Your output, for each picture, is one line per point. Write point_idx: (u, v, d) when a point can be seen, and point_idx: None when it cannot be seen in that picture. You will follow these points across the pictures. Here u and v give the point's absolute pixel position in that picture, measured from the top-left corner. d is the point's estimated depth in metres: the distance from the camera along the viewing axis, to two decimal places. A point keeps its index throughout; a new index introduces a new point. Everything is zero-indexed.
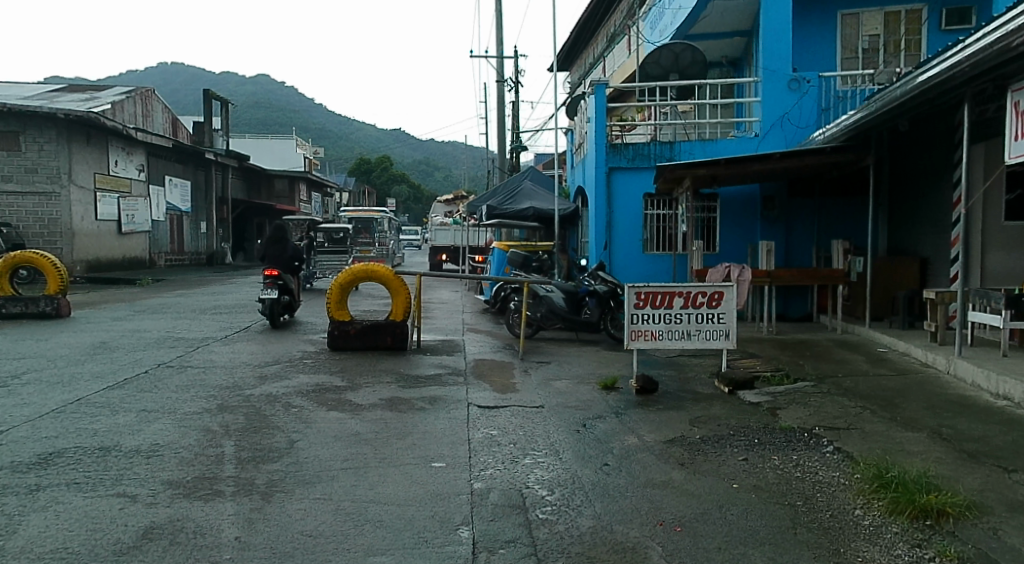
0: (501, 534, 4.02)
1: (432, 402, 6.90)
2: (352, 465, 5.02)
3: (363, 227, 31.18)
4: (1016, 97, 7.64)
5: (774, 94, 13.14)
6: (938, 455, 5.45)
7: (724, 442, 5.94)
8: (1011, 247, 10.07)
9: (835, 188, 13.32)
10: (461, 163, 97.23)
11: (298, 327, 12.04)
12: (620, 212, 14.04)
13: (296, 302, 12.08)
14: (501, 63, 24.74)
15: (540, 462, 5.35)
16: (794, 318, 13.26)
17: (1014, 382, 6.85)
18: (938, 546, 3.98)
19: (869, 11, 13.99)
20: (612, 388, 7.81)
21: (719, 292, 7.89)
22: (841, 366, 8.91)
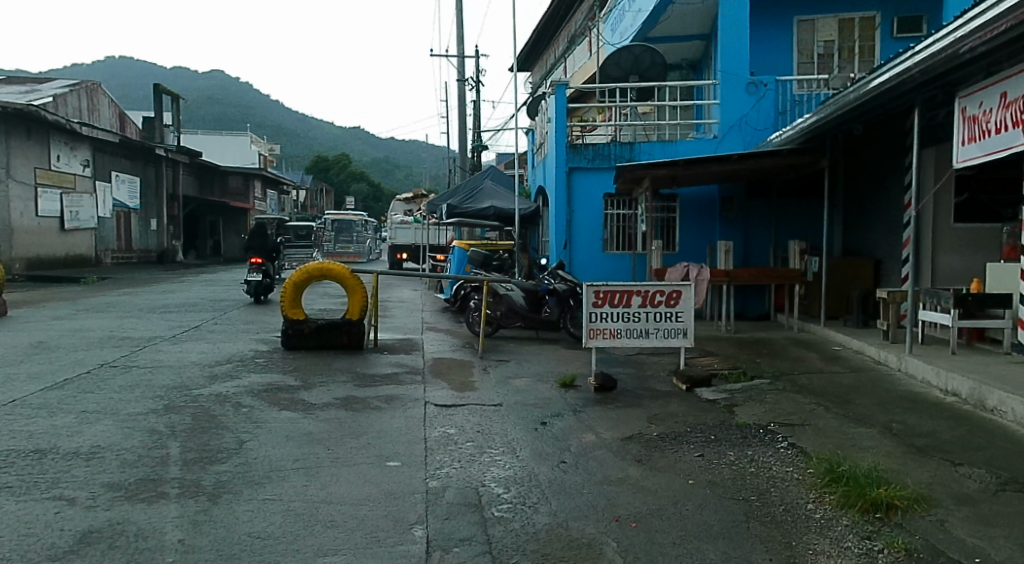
0: (455, 532, 3.98)
1: (388, 401, 6.82)
2: (303, 465, 4.93)
3: (341, 229, 33.28)
4: (965, 104, 7.82)
5: (732, 96, 13.34)
6: (888, 450, 5.56)
7: (680, 439, 5.97)
8: (959, 248, 10.36)
9: (792, 189, 13.55)
10: (421, 161, 96.82)
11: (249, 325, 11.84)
12: (581, 212, 14.08)
13: (275, 285, 15.69)
14: (461, 62, 24.62)
15: (497, 460, 5.31)
16: (751, 317, 13.46)
17: (962, 379, 7.03)
18: (886, 538, 4.05)
19: (823, 17, 14.26)
20: (571, 387, 7.80)
21: (678, 291, 7.95)
22: (797, 363, 9.07)
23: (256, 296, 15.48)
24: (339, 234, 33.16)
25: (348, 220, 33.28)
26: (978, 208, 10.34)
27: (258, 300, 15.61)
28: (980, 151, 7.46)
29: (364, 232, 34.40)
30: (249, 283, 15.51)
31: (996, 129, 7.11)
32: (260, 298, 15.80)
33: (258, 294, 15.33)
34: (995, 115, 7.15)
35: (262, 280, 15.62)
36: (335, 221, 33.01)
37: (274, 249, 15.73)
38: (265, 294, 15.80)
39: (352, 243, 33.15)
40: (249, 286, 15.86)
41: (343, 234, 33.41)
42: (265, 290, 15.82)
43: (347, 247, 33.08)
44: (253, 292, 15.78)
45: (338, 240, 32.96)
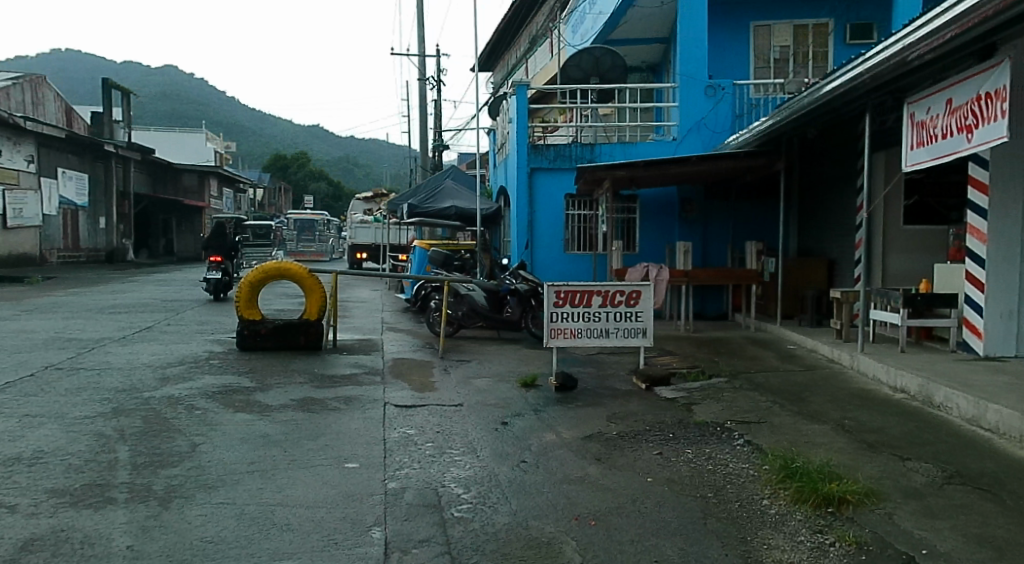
0: (414, 534, 3.96)
1: (346, 402, 6.77)
2: (258, 468, 4.86)
3: (303, 227, 34.14)
4: (914, 109, 8.03)
5: (691, 99, 13.52)
6: (841, 446, 5.68)
7: (639, 438, 6.03)
8: (909, 249, 10.64)
9: (749, 191, 13.77)
10: (381, 160, 96.23)
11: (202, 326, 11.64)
12: (542, 212, 14.12)
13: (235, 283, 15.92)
14: (422, 61, 24.53)
15: (456, 460, 5.31)
16: (710, 317, 13.66)
17: (911, 376, 7.23)
18: (837, 532, 4.14)
19: (779, 23, 14.53)
20: (532, 387, 7.82)
21: (637, 291, 8.03)
22: (753, 362, 9.23)
23: (215, 294, 15.60)
24: (301, 232, 34.30)
25: (310, 220, 34.18)
26: (926, 210, 10.63)
27: (217, 298, 15.77)
28: (927, 156, 7.70)
29: (327, 230, 35.46)
30: (208, 281, 15.67)
31: (943, 135, 7.34)
32: (220, 296, 15.96)
33: (218, 291, 15.50)
34: (941, 121, 7.37)
35: (223, 278, 15.85)
36: (297, 220, 34.25)
37: (233, 248, 16.02)
38: (224, 292, 15.98)
39: (314, 242, 34.16)
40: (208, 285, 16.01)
41: (305, 232, 34.28)
42: (224, 288, 15.96)
43: (309, 246, 34.22)
44: (212, 291, 15.95)
45: (300, 239, 34.05)
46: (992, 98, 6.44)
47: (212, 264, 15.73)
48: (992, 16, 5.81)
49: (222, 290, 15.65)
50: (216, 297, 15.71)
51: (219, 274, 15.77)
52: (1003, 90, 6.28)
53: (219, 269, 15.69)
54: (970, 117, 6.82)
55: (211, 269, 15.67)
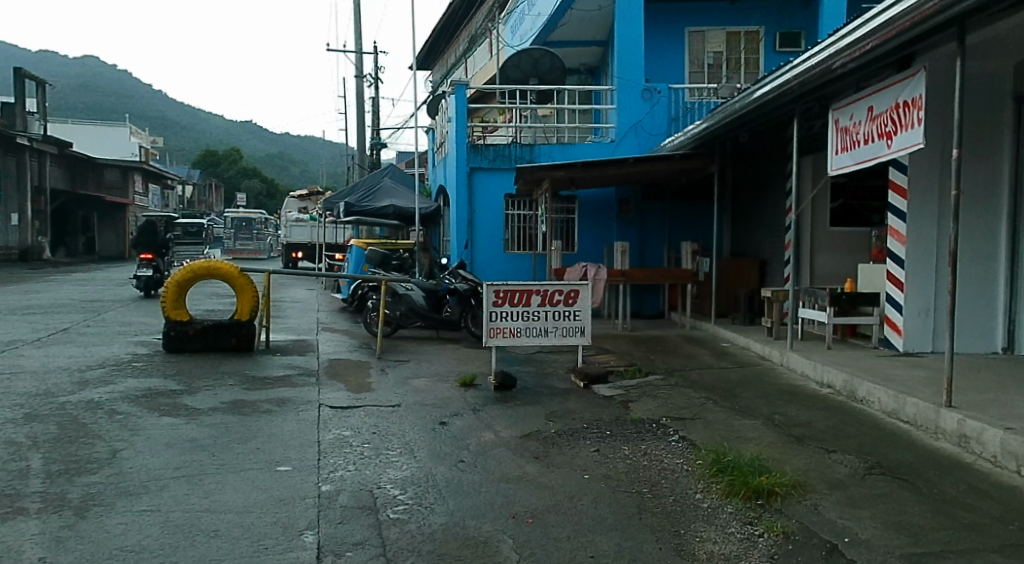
0: (348, 536, 3.90)
1: (278, 404, 6.62)
2: (184, 474, 4.72)
3: (241, 226, 33.71)
4: (837, 115, 8.32)
5: (628, 102, 13.72)
6: (770, 440, 5.84)
7: (576, 435, 6.08)
8: (835, 250, 11.03)
9: (685, 193, 14.05)
10: (318, 157, 94.71)
11: (125, 327, 11.23)
12: (481, 211, 14.10)
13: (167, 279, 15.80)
14: (359, 58, 24.21)
15: (392, 460, 5.25)
16: (647, 315, 13.89)
17: (836, 372, 7.49)
18: (766, 523, 4.26)
19: (712, 29, 14.86)
20: (471, 386, 7.80)
21: (576, 290, 8.10)
22: (688, 360, 9.41)
23: (146, 291, 15.47)
24: (239, 231, 33.81)
25: (248, 218, 33.76)
26: (851, 213, 11.03)
27: (149, 296, 15.61)
28: (851, 160, 7.98)
29: (265, 229, 34.94)
30: (138, 278, 15.50)
31: (865, 140, 7.62)
32: (151, 293, 15.78)
33: (149, 288, 15.33)
34: (864, 127, 7.65)
35: (155, 275, 15.73)
36: (234, 219, 33.66)
37: (164, 244, 15.93)
38: (156, 289, 15.81)
39: (253, 241, 33.79)
40: (139, 281, 15.83)
41: (243, 231, 33.85)
42: (155, 286, 15.84)
43: (247, 245, 33.68)
44: (142, 288, 15.72)
45: (239, 237, 33.72)
46: (910, 107, 6.71)
47: (143, 261, 15.59)
48: (909, 29, 6.07)
49: (154, 288, 15.57)
50: (147, 294, 15.64)
51: (150, 271, 15.61)
52: (920, 99, 6.56)
53: (150, 266, 15.57)
54: (890, 125, 7.11)
55: (142, 266, 15.54)
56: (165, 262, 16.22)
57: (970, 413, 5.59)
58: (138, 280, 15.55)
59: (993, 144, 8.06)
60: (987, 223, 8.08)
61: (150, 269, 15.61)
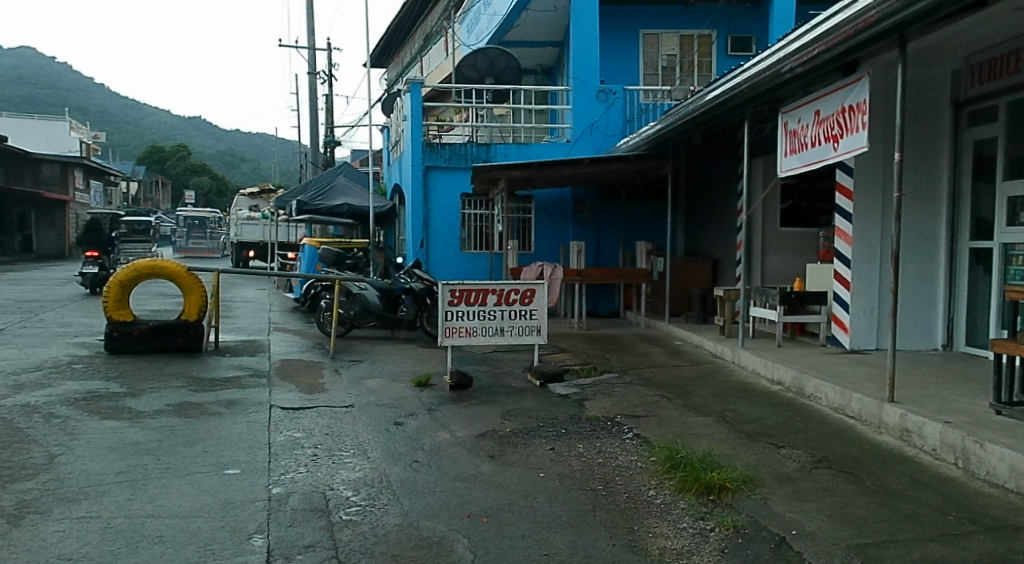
0: (299, 539, 3.84)
1: (227, 406, 6.49)
2: (127, 478, 4.58)
3: (194, 225, 33.15)
4: (786, 119, 8.48)
5: (584, 103, 13.80)
6: (722, 437, 5.93)
7: (532, 434, 6.08)
8: (785, 250, 11.27)
9: (639, 193, 14.19)
10: (270, 155, 93.27)
11: (67, 328, 10.89)
12: (437, 210, 14.03)
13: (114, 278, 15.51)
14: (313, 55, 23.86)
15: (344, 461, 5.19)
16: (602, 314, 13.99)
17: (786, 369, 7.64)
18: (717, 517, 4.33)
19: (666, 32, 15.03)
20: (426, 386, 7.75)
21: (532, 289, 8.11)
22: (643, 358, 9.51)
23: (93, 290, 15.18)
24: (192, 230, 33.21)
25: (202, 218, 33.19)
26: (800, 214, 11.28)
27: (95, 294, 15.31)
28: (799, 162, 8.15)
29: (219, 228, 34.38)
30: (83, 276, 15.17)
31: (813, 143, 7.79)
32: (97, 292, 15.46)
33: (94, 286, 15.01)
34: (811, 130, 7.82)
35: (101, 273, 15.44)
36: (186, 218, 33.06)
37: (110, 242, 15.62)
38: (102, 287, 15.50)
39: (206, 240, 33.21)
40: (85, 279, 15.49)
41: (196, 230, 33.25)
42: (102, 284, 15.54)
43: (200, 244, 33.09)
44: (88, 286, 15.39)
45: (192, 236, 33.18)
46: (855, 111, 6.88)
47: (88, 259, 15.27)
48: (855, 34, 6.23)
49: (100, 286, 15.28)
50: (93, 293, 15.34)
51: (96, 269, 15.30)
52: (865, 103, 6.72)
53: (96, 264, 15.28)
54: (836, 128, 7.28)
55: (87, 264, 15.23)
56: (112, 260, 15.92)
57: (911, 407, 5.76)
58: (83, 279, 15.22)
59: (932, 148, 8.33)
60: (928, 224, 8.34)
61: (96, 267, 15.29)
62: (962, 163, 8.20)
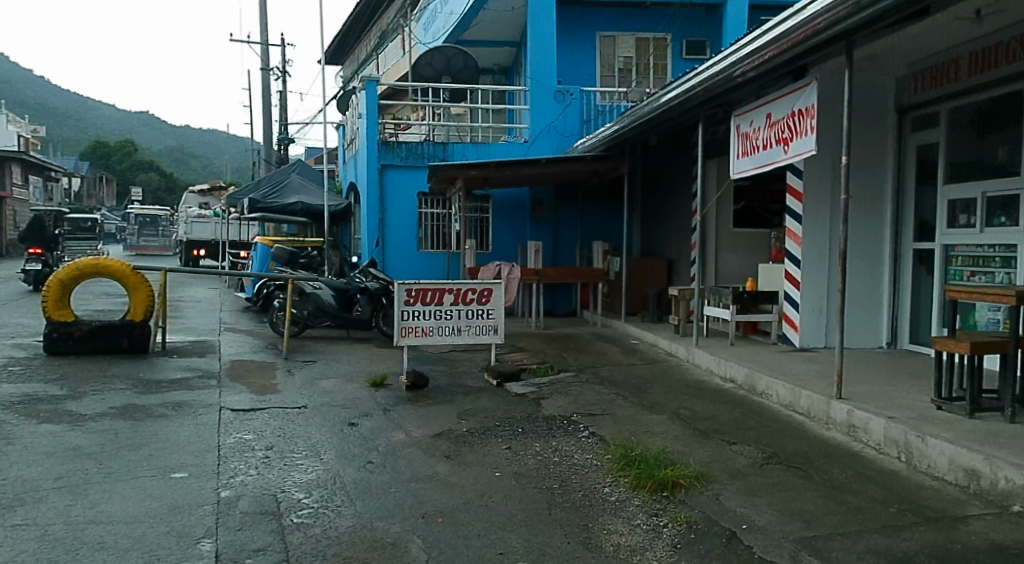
0: (248, 543, 3.76)
1: (175, 408, 6.33)
2: (67, 484, 4.44)
3: (145, 223, 32.48)
4: (738, 121, 8.62)
5: (541, 103, 13.83)
6: (676, 434, 5.99)
7: (488, 433, 6.06)
8: (738, 251, 11.46)
9: (596, 194, 14.28)
10: (223, 152, 91.55)
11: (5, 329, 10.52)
12: (393, 209, 13.91)
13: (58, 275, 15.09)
14: (266, 50, 23.46)
15: (297, 463, 5.10)
16: (559, 314, 14.04)
17: (738, 367, 7.76)
18: (670, 514, 4.38)
19: (623, 34, 15.15)
20: (382, 386, 7.68)
21: (489, 289, 8.08)
22: (600, 357, 9.57)
23: (35, 288, 14.74)
24: (143, 227, 32.53)
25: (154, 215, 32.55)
26: (752, 215, 11.46)
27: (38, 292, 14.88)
28: (751, 164, 8.28)
29: (172, 226, 33.76)
30: (26, 274, 14.73)
31: (764, 146, 7.93)
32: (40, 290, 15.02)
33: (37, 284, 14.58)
34: (763, 133, 7.95)
35: (44, 270, 15.01)
36: (138, 215, 32.40)
37: (54, 239, 15.19)
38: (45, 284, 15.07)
39: (158, 238, 32.57)
40: (26, 277, 15.03)
41: (147, 228, 32.57)
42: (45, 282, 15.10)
43: (152, 241, 32.44)
44: (30, 284, 14.94)
45: (143, 234, 32.51)
46: (805, 115, 7.03)
47: (30, 256, 14.84)
48: (804, 40, 6.36)
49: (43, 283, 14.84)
50: (36, 290, 14.90)
51: (38, 266, 14.86)
52: (814, 108, 6.87)
53: (39, 261, 14.85)
54: (786, 131, 7.42)
55: (30, 261, 14.79)
56: (56, 257, 15.48)
57: (858, 404, 5.90)
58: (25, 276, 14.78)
59: (878, 151, 8.55)
60: (874, 225, 8.56)
61: (39, 264, 14.86)
62: (906, 166, 8.43)
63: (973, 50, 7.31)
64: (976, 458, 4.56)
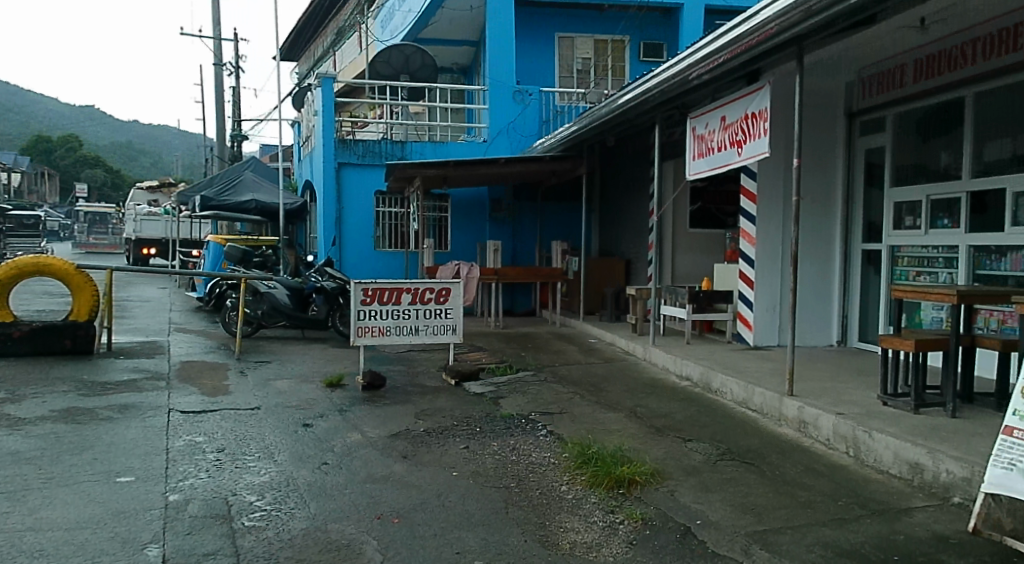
0: (197, 548, 3.68)
1: (121, 411, 6.17)
2: (6, 490, 4.28)
3: (95, 220, 31.99)
4: (694, 123, 8.72)
5: (500, 103, 13.82)
6: (632, 432, 6.03)
7: (446, 433, 6.03)
8: (694, 251, 11.62)
9: (555, 194, 14.33)
10: (174, 149, 89.76)
11: None
12: (350, 208, 13.75)
13: None
14: (218, 45, 23.01)
15: (249, 466, 5.00)
16: (518, 313, 14.06)
17: (694, 365, 7.86)
18: (626, 510, 4.40)
19: (581, 35, 15.23)
20: (337, 386, 7.59)
21: (447, 288, 8.04)
22: (558, 356, 9.60)
23: None
24: (92, 225, 32.08)
25: (104, 213, 32.16)
26: (708, 216, 11.63)
27: None
28: (707, 166, 8.39)
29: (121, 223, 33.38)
30: None
31: (719, 148, 8.04)
32: None
33: None
34: (717, 135, 8.07)
35: None
36: (87, 213, 31.86)
37: None
38: None
39: (107, 236, 32.10)
40: None
41: (96, 226, 32.16)
42: None
43: (101, 239, 31.90)
44: None
45: (92, 232, 32.04)
46: (758, 118, 7.15)
47: None
48: (758, 44, 6.47)
49: None
50: None
51: None
52: (767, 111, 6.99)
53: None
54: (740, 133, 7.53)
55: None
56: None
57: (808, 400, 6.02)
58: None
59: (829, 154, 8.74)
60: (825, 226, 8.75)
61: None
62: (855, 169, 8.64)
63: (919, 57, 7.54)
64: (919, 452, 4.69)
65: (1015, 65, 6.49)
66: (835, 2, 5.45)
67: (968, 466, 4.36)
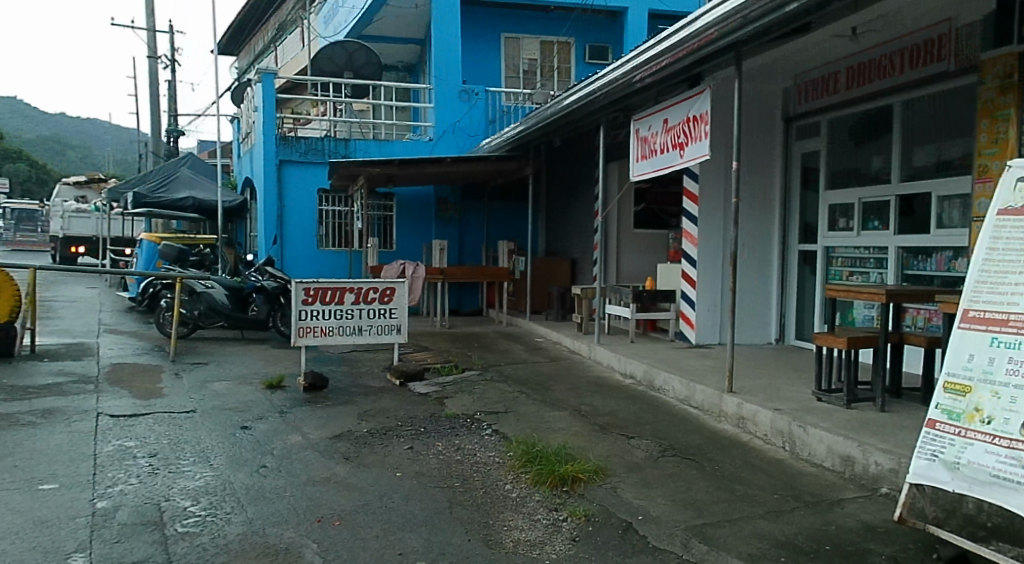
0: (126, 556, 3.54)
1: (45, 415, 5.91)
2: None
3: (22, 218, 30.95)
4: (638, 125, 8.81)
5: (445, 102, 13.76)
6: (576, 430, 6.05)
7: (389, 434, 5.95)
8: (638, 251, 11.77)
9: (502, 193, 14.33)
10: (108, 144, 86.95)
11: None
12: (291, 206, 13.49)
13: None
14: (152, 37, 22.32)
15: (182, 470, 4.84)
16: (465, 312, 14.02)
17: (638, 362, 7.95)
18: (570, 508, 4.40)
19: (527, 36, 15.28)
20: (277, 388, 7.43)
21: (392, 288, 7.94)
22: (504, 355, 9.59)
23: None
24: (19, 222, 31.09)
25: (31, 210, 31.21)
26: (652, 217, 11.78)
27: None
28: (650, 167, 8.49)
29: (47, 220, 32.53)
30: None
31: (662, 149, 8.14)
32: None
33: None
34: (660, 137, 8.17)
35: None
36: (13, 209, 30.78)
37: None
38: None
39: (35, 233, 31.03)
40: None
41: (24, 223, 31.19)
42: None
43: (29, 236, 30.87)
44: None
45: (19, 229, 31.04)
46: (699, 121, 7.26)
47: None
48: (699, 48, 6.59)
49: None
50: None
51: None
52: (708, 114, 7.11)
53: None
54: (682, 136, 7.65)
55: None
56: None
57: (748, 397, 6.13)
58: None
59: (768, 156, 8.93)
60: (763, 227, 8.95)
61: None
62: (793, 172, 8.85)
63: (851, 65, 7.78)
64: (850, 445, 4.82)
65: (940, 74, 6.76)
66: (773, 9, 5.59)
67: (896, 458, 4.51)
